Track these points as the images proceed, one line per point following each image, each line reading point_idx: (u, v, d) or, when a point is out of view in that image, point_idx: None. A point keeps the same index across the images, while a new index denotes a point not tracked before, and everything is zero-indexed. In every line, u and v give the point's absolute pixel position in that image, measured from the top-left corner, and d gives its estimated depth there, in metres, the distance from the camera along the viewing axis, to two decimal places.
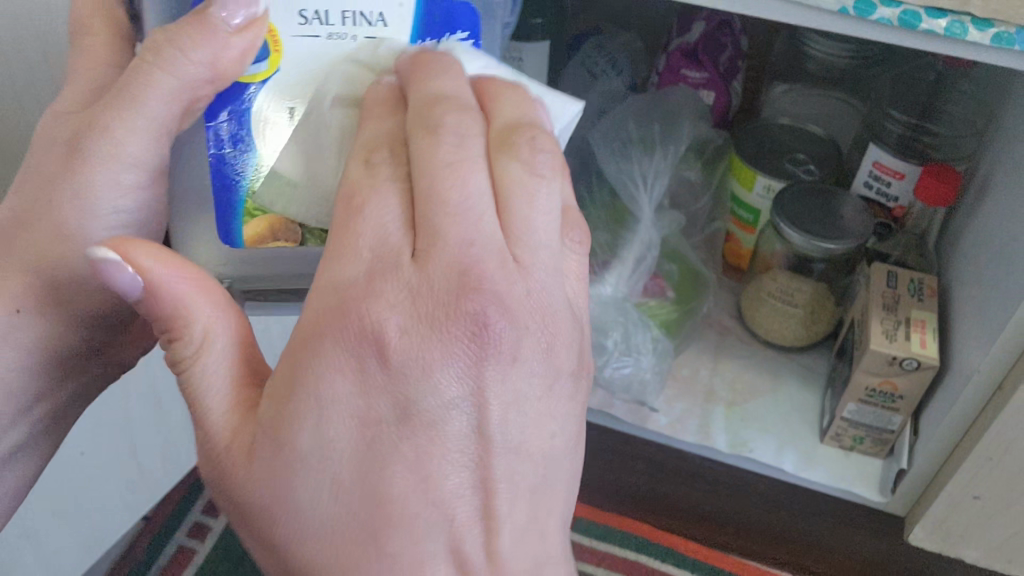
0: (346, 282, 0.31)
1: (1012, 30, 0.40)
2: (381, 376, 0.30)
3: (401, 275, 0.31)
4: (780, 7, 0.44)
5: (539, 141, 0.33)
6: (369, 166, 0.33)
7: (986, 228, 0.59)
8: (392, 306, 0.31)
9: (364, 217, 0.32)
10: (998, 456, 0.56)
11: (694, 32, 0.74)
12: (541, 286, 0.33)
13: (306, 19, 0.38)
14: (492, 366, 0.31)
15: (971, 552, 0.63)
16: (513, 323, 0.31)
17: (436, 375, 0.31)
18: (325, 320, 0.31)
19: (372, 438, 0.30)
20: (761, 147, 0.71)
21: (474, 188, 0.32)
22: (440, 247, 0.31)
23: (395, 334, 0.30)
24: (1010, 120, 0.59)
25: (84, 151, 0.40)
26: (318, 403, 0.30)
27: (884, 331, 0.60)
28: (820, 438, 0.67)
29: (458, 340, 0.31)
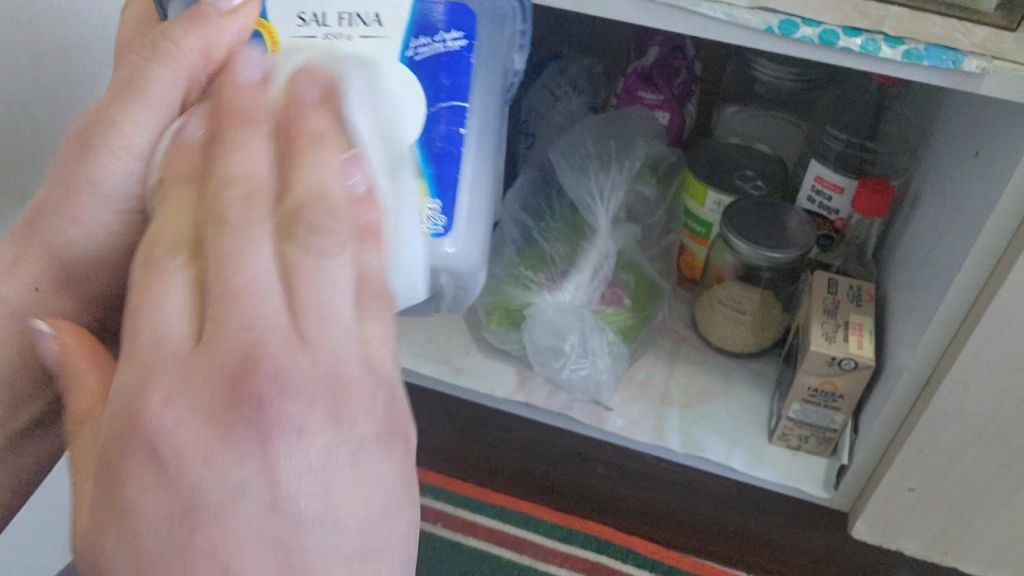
0: (118, 394, 0.24)
1: (921, 47, 0.45)
2: (164, 475, 0.22)
3: (175, 369, 0.23)
4: (713, 28, 0.48)
5: (338, 211, 0.25)
6: (150, 263, 0.25)
7: (917, 236, 0.63)
8: (159, 404, 0.23)
9: (147, 312, 0.24)
10: (928, 447, 0.59)
11: (648, 57, 0.78)
12: (339, 354, 0.24)
13: (305, 21, 0.41)
14: (279, 441, 0.23)
15: (910, 543, 0.67)
16: (302, 399, 0.23)
17: (218, 467, 0.22)
18: (105, 439, 0.23)
19: (175, 529, 0.22)
20: (713, 164, 0.75)
21: (256, 281, 0.24)
22: (221, 331, 0.23)
23: (171, 430, 0.22)
24: (937, 136, 0.64)
25: (92, 143, 0.35)
26: (120, 498, 0.23)
27: (824, 333, 0.63)
28: (768, 438, 0.71)
29: (219, 396, 0.23)
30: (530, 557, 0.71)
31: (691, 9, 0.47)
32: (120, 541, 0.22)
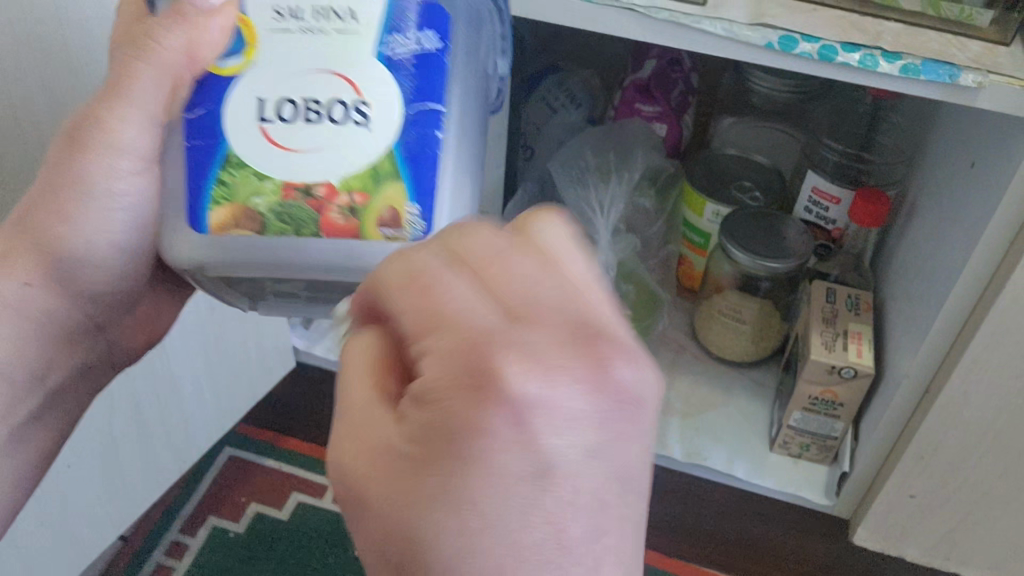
0: (440, 345, 0.21)
1: (918, 62, 0.46)
2: (521, 424, 0.20)
3: (505, 331, 0.21)
4: (715, 43, 0.49)
5: (557, 238, 0.24)
6: (404, 261, 0.23)
7: (915, 246, 0.64)
8: (507, 359, 0.20)
9: (439, 283, 0.22)
10: (929, 455, 0.60)
11: (645, 70, 0.79)
12: (630, 347, 0.22)
13: (281, 13, 0.36)
14: (630, 417, 0.21)
15: (912, 550, 0.68)
16: (642, 369, 0.22)
17: (556, 435, 0.20)
18: (433, 365, 0.21)
19: (501, 499, 0.19)
20: (710, 176, 0.76)
21: (510, 249, 0.23)
22: (544, 299, 0.22)
23: (536, 389, 0.20)
24: (933, 147, 0.65)
25: (81, 139, 0.40)
26: (471, 446, 0.20)
27: (824, 342, 0.64)
28: (770, 447, 0.71)
29: (569, 348, 0.21)
30: None
31: (692, 26, 0.48)
32: (480, 491, 0.19)
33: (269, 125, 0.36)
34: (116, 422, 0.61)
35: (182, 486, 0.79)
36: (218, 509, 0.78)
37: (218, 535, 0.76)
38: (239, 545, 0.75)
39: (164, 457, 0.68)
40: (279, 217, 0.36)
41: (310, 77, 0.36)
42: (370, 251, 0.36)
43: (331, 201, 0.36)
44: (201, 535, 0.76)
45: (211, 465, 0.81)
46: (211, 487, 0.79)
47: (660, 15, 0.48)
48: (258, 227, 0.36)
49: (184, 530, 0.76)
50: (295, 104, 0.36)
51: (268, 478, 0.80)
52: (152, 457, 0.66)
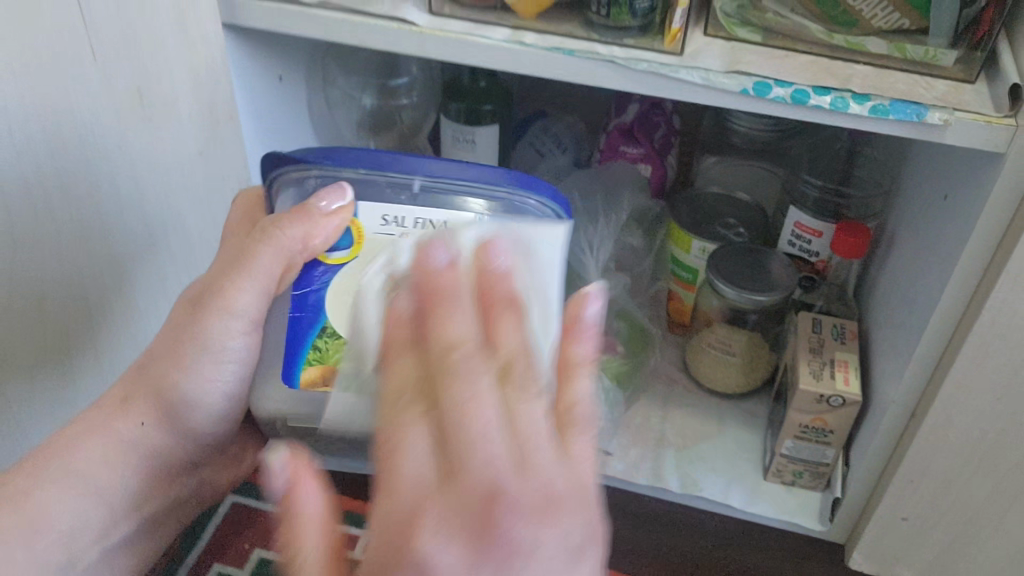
0: (388, 509, 0.25)
1: (886, 103, 0.48)
2: None
3: (435, 498, 0.25)
4: (692, 91, 0.51)
5: (537, 370, 0.28)
6: (390, 384, 0.28)
7: (895, 275, 0.66)
8: (431, 537, 0.24)
9: (396, 451, 0.26)
10: (918, 477, 0.62)
11: (629, 114, 0.81)
12: (549, 475, 0.26)
13: (388, 222, 0.46)
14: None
15: (907, 572, 0.69)
16: (541, 541, 0.24)
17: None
18: (381, 534, 0.25)
19: None
20: (695, 214, 0.78)
21: (481, 431, 0.25)
22: (467, 472, 0.25)
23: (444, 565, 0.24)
24: (908, 180, 0.68)
25: (204, 306, 0.48)
26: None
27: (812, 371, 0.66)
28: (764, 475, 0.73)
29: (466, 520, 0.24)
30: None
31: (672, 75, 0.50)
32: None
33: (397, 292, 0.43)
34: None
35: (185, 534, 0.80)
36: (223, 555, 0.79)
37: None
38: None
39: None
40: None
41: None
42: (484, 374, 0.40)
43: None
44: None
45: (213, 513, 0.82)
46: (214, 534, 0.80)
47: (641, 66, 0.51)
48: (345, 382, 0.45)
49: None
50: None
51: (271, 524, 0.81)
52: None
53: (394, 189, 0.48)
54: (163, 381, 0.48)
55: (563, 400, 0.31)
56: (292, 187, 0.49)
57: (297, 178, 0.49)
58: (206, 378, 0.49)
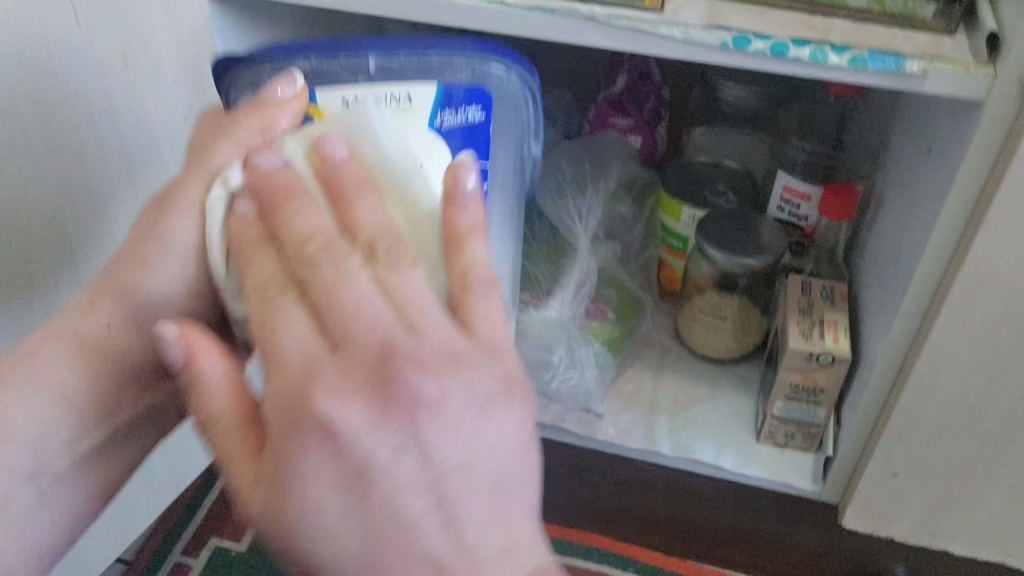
0: (282, 384, 0.31)
1: (865, 54, 0.49)
2: (332, 445, 0.30)
3: (327, 367, 0.31)
4: (673, 48, 0.51)
5: (398, 248, 0.34)
6: (267, 300, 0.33)
7: (882, 234, 0.67)
8: (326, 397, 0.30)
9: (282, 327, 0.32)
10: (907, 432, 0.62)
11: (618, 85, 0.82)
12: (445, 334, 0.32)
13: (353, 102, 0.43)
14: (424, 419, 0.30)
15: (899, 529, 0.70)
16: (434, 379, 0.31)
17: (369, 439, 0.30)
18: (281, 405, 0.31)
19: (350, 487, 0.30)
20: (685, 182, 0.78)
21: (355, 299, 0.32)
22: (354, 339, 0.31)
23: (338, 413, 0.29)
24: (893, 140, 0.68)
25: (166, 205, 0.44)
26: (295, 470, 0.30)
27: (801, 331, 0.67)
28: (756, 438, 0.73)
29: (366, 381, 0.30)
30: None
31: (652, 31, 0.51)
32: (308, 482, 0.30)
33: None
34: None
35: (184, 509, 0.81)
36: (221, 530, 0.79)
37: (222, 555, 0.77)
38: (242, 564, 0.77)
39: (163, 475, 0.70)
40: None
41: None
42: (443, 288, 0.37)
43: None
44: (205, 556, 0.77)
45: (211, 490, 0.83)
46: (213, 509, 0.81)
47: (621, 23, 0.51)
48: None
49: (188, 551, 0.78)
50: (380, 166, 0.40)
51: None
52: (151, 474, 0.68)
53: (350, 70, 0.49)
54: (124, 281, 0.46)
55: (460, 265, 0.36)
56: (252, 91, 0.50)
57: (253, 80, 0.50)
58: (174, 276, 0.46)
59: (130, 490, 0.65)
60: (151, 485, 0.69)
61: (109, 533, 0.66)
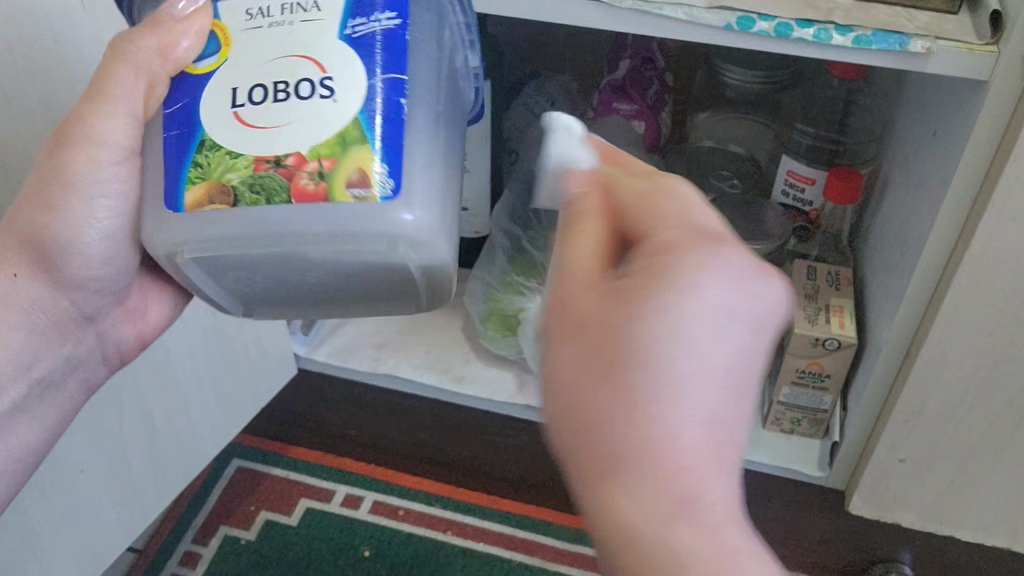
0: (670, 227, 0.29)
1: (869, 33, 0.48)
2: (733, 283, 0.27)
3: (706, 235, 0.29)
4: (677, 29, 0.51)
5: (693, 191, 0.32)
6: (663, 183, 0.32)
7: (888, 218, 0.66)
8: (726, 252, 0.28)
9: (669, 197, 0.31)
10: (914, 417, 0.62)
11: (621, 70, 0.81)
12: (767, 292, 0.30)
13: (252, 15, 0.40)
14: (754, 339, 0.27)
15: (906, 515, 0.69)
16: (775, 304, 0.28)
17: (718, 298, 0.26)
18: (664, 235, 0.29)
19: (692, 335, 0.26)
20: (691, 165, 0.80)
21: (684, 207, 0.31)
22: (715, 228, 0.30)
23: (733, 276, 0.27)
24: (899, 125, 0.68)
25: (69, 138, 0.43)
26: (651, 291, 0.26)
27: (807, 316, 0.66)
28: (762, 424, 0.73)
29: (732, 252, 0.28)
30: (541, 559, 0.76)
31: (656, 12, 0.51)
32: (641, 304, 0.26)
33: (241, 108, 0.38)
34: (125, 433, 0.63)
35: (194, 496, 0.81)
36: (229, 518, 0.80)
37: (230, 542, 0.78)
38: (250, 551, 0.77)
39: (175, 464, 0.70)
40: (251, 187, 0.38)
41: (278, 62, 0.39)
42: (340, 209, 0.37)
43: (301, 168, 0.37)
44: (213, 544, 0.78)
45: (220, 477, 0.83)
46: (221, 496, 0.81)
47: (625, 3, 0.51)
48: (233, 199, 0.38)
49: (197, 539, 0.78)
50: (267, 87, 0.39)
51: (278, 486, 0.82)
52: (164, 465, 0.68)
53: None
54: (37, 228, 0.44)
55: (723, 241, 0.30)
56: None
57: None
58: (80, 220, 0.45)
59: (138, 477, 0.66)
60: (167, 480, 0.69)
61: (125, 529, 0.66)
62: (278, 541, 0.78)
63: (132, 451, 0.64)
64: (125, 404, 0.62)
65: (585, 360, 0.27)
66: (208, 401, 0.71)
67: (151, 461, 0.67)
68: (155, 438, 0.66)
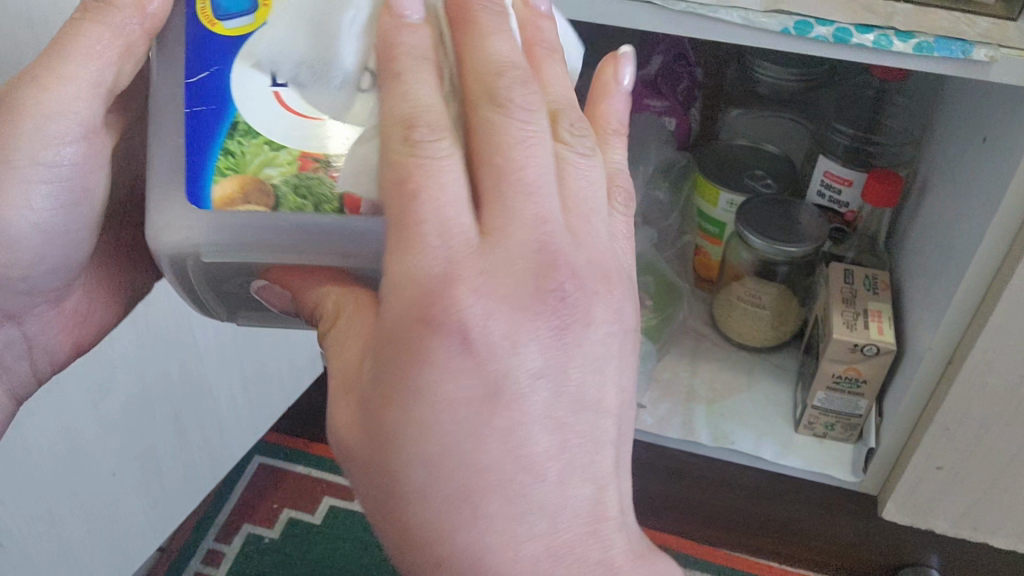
0: (420, 288, 0.28)
1: (931, 40, 0.47)
2: (472, 360, 0.28)
3: (469, 263, 0.29)
4: (731, 32, 0.50)
5: (527, 98, 0.31)
6: (413, 142, 0.29)
7: (928, 223, 0.66)
8: (477, 288, 0.28)
9: (424, 201, 0.29)
10: (954, 425, 0.61)
11: (653, 65, 0.80)
12: (599, 258, 0.32)
13: None
14: (568, 350, 0.30)
15: (941, 522, 0.68)
16: (582, 290, 0.30)
17: (509, 349, 0.29)
18: (414, 307, 0.28)
19: (480, 408, 0.28)
20: (722, 166, 0.77)
21: (542, 181, 0.30)
22: (511, 229, 0.29)
23: (488, 320, 0.28)
24: (941, 127, 0.67)
25: (9, 105, 0.38)
26: (415, 380, 0.28)
27: (845, 321, 0.66)
28: (794, 428, 0.73)
29: (529, 281, 0.29)
30: None
31: (709, 16, 0.50)
32: (432, 388, 0.28)
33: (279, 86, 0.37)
34: (156, 433, 0.62)
35: (215, 495, 0.81)
36: (252, 517, 0.79)
37: (253, 542, 0.77)
38: (274, 551, 0.76)
39: (202, 462, 0.69)
40: (296, 190, 0.35)
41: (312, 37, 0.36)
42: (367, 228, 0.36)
43: None
44: (236, 543, 0.77)
45: (243, 474, 0.82)
46: (243, 496, 0.81)
47: (678, 6, 0.50)
48: (272, 202, 0.35)
49: (219, 538, 0.78)
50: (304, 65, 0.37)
51: (300, 484, 0.81)
52: (192, 465, 0.68)
53: None
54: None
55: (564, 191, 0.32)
56: None
57: None
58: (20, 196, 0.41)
59: (164, 478, 0.65)
60: (193, 478, 0.68)
61: (153, 530, 0.65)
62: (301, 541, 0.77)
63: (161, 449, 0.63)
64: (156, 405, 0.61)
65: (381, 459, 0.29)
66: (236, 398, 0.70)
67: (178, 459, 0.66)
68: (182, 436, 0.65)
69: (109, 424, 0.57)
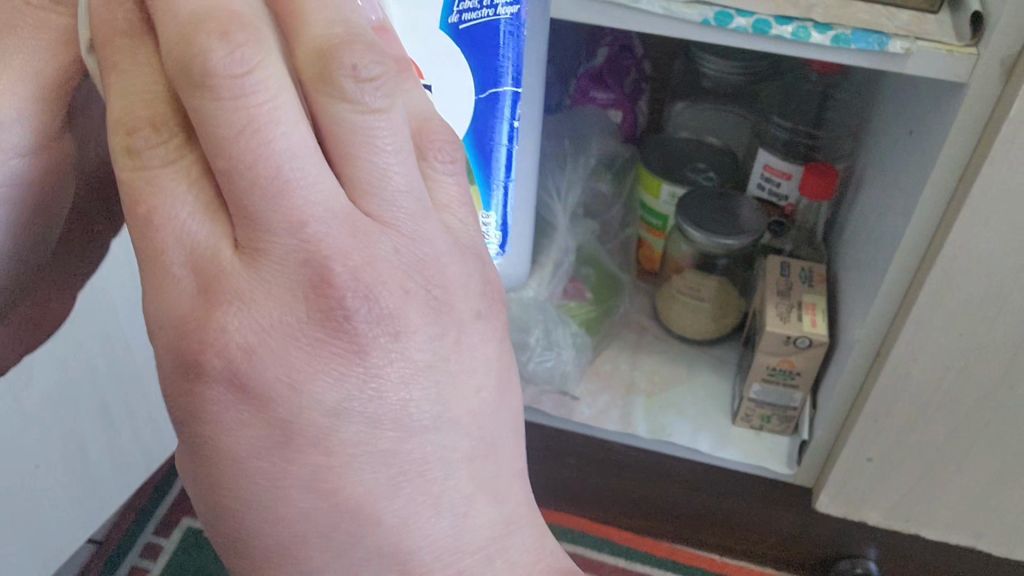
0: (177, 317, 0.28)
1: (848, 32, 0.47)
2: (249, 399, 0.28)
3: (233, 279, 0.27)
4: (653, 22, 0.50)
5: (251, 51, 0.26)
6: (134, 156, 0.27)
7: (863, 216, 0.66)
8: (229, 322, 0.27)
9: (162, 227, 0.27)
10: (882, 418, 0.61)
11: (598, 58, 0.80)
12: (415, 235, 0.30)
13: None
14: (373, 352, 0.29)
15: (873, 514, 0.69)
16: (374, 287, 0.29)
17: (288, 375, 0.28)
18: (177, 347, 0.28)
19: (277, 436, 0.28)
20: (666, 159, 0.77)
21: (285, 166, 0.27)
22: (276, 239, 0.27)
23: (246, 344, 0.27)
24: (876, 121, 0.67)
25: None
26: (207, 419, 0.28)
27: (779, 314, 0.66)
28: (732, 421, 0.73)
29: (295, 298, 0.28)
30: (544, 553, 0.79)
31: (631, 6, 0.50)
32: (225, 431, 0.28)
33: None
34: (82, 424, 0.61)
35: (156, 487, 0.80)
36: (192, 510, 0.78)
37: (192, 535, 0.77)
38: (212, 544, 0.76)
39: (130, 452, 0.68)
40: None
41: None
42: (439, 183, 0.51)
43: None
44: (175, 536, 0.77)
45: None
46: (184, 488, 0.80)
47: None
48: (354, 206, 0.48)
49: (158, 531, 0.77)
50: None
51: None
52: (120, 456, 0.67)
53: None
54: None
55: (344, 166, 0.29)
56: None
57: None
58: None
59: (91, 469, 0.64)
60: (121, 468, 0.68)
61: (79, 522, 0.65)
62: None
63: (88, 438, 0.62)
64: (81, 395, 0.60)
65: (207, 490, 0.30)
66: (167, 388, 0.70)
67: (105, 451, 0.65)
68: (110, 426, 0.64)
69: (29, 419, 0.56)
